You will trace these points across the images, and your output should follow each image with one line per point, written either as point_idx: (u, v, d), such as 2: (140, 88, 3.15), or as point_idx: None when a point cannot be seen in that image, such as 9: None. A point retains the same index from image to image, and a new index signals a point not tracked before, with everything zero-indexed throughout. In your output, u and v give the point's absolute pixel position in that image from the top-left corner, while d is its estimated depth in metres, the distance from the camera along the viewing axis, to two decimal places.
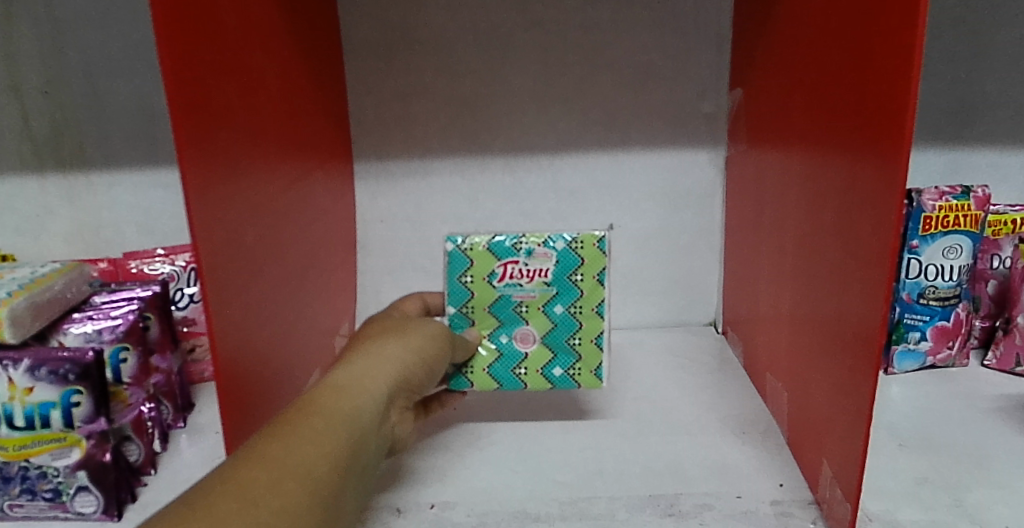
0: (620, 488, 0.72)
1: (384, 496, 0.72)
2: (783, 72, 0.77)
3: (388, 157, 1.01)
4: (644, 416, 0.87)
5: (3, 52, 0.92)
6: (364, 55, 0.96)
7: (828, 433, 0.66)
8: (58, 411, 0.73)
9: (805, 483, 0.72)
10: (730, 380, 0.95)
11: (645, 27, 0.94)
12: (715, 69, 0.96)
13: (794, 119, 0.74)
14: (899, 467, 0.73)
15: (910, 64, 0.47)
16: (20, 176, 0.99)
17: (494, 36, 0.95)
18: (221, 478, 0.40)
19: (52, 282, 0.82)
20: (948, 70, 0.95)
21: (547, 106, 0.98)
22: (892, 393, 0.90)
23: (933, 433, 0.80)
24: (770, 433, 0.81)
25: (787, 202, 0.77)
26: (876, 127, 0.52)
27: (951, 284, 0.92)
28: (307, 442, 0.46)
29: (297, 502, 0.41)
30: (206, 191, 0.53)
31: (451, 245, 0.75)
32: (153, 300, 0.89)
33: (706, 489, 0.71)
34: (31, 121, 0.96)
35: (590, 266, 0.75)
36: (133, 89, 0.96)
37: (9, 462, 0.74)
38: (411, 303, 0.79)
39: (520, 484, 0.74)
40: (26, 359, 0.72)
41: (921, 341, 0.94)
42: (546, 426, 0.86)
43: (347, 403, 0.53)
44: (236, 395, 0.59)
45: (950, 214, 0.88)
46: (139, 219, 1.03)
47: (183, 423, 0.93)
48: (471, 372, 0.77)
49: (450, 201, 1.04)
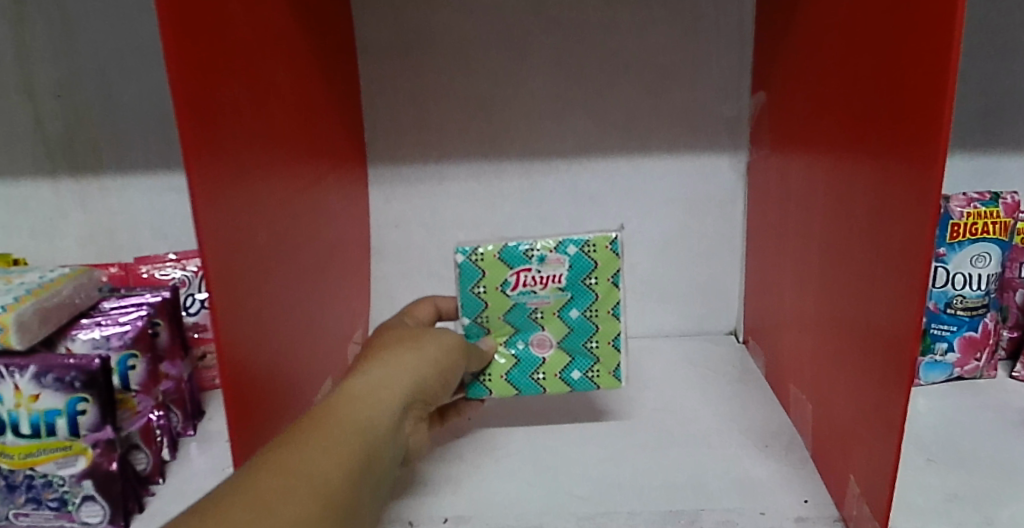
0: (639, 503, 0.70)
1: (396, 509, 0.70)
2: (809, 75, 0.75)
3: (403, 161, 1.00)
4: (663, 428, 0.84)
5: (17, 55, 0.92)
6: (379, 57, 0.95)
7: (855, 446, 0.63)
8: (64, 419, 0.71)
9: (830, 499, 0.70)
10: (751, 391, 0.92)
11: (665, 30, 0.93)
12: (736, 72, 0.95)
13: (821, 121, 0.72)
14: (930, 482, 0.71)
15: (946, 64, 0.45)
16: (34, 180, 0.99)
17: (511, 39, 0.94)
18: (230, 490, 0.39)
19: (60, 287, 0.81)
20: (973, 74, 0.93)
21: (564, 110, 0.97)
22: (918, 405, 0.87)
23: (963, 447, 0.78)
24: (794, 447, 0.79)
25: (813, 208, 0.75)
26: (909, 129, 0.50)
27: (979, 294, 0.90)
28: (321, 452, 0.45)
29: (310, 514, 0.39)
30: (216, 195, 0.51)
31: (462, 256, 0.73)
32: (163, 306, 0.87)
33: (729, 505, 0.69)
34: (45, 125, 0.96)
35: (604, 269, 0.73)
36: (146, 92, 0.95)
37: (14, 470, 0.73)
38: (424, 308, 0.77)
39: (536, 498, 0.72)
40: (33, 365, 0.71)
41: (947, 352, 0.92)
42: (563, 436, 0.84)
43: (362, 413, 0.52)
44: (247, 400, 0.57)
45: (978, 221, 0.86)
46: (150, 223, 1.02)
47: (193, 431, 0.91)
48: (488, 380, 0.75)
49: (466, 207, 1.02)
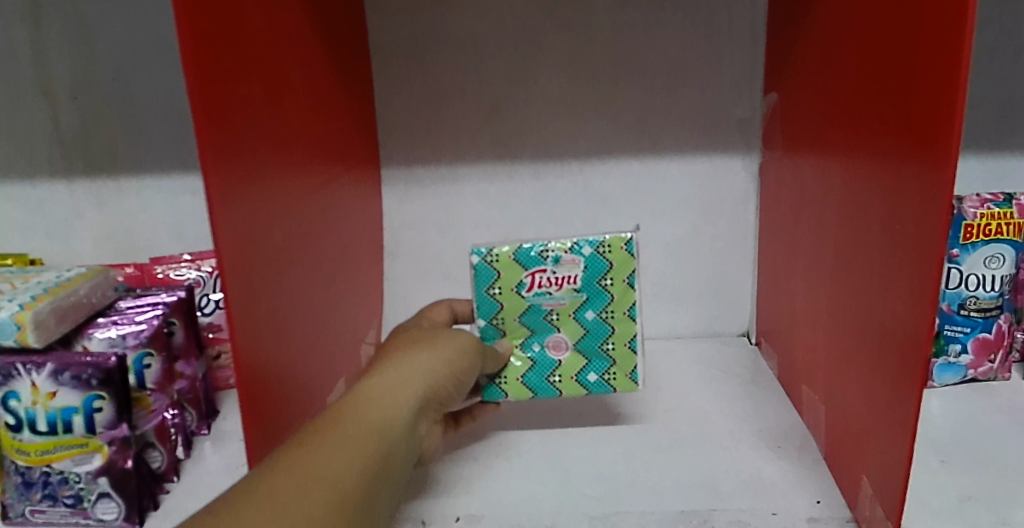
0: (652, 504, 0.70)
1: (411, 508, 0.71)
2: (821, 76, 0.75)
3: (416, 163, 1.01)
4: (676, 428, 0.85)
5: (35, 57, 0.93)
6: (392, 58, 0.96)
7: (867, 447, 0.63)
8: (80, 417, 0.72)
9: (842, 500, 0.69)
10: (764, 393, 0.92)
11: (677, 31, 0.93)
12: (748, 73, 0.95)
13: (834, 122, 0.72)
14: (942, 484, 0.71)
15: (957, 66, 0.45)
16: (51, 182, 1.00)
17: (523, 40, 0.94)
18: (247, 490, 0.39)
19: (77, 286, 0.81)
20: (987, 75, 0.93)
21: (576, 111, 0.97)
22: (932, 406, 0.87)
23: (976, 449, 0.77)
24: (806, 448, 0.79)
25: (826, 211, 0.75)
26: (921, 131, 0.50)
27: (993, 295, 0.89)
28: (337, 452, 0.46)
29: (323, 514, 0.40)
30: (232, 197, 0.52)
31: (477, 257, 0.74)
32: (178, 305, 0.88)
33: (741, 506, 0.69)
34: (62, 126, 0.97)
35: (620, 270, 0.73)
36: (160, 93, 0.96)
37: (31, 466, 0.74)
38: (439, 311, 0.77)
39: (548, 497, 0.72)
40: (50, 363, 0.71)
41: (961, 354, 0.91)
42: (576, 437, 0.84)
43: (377, 415, 0.52)
44: (263, 399, 0.58)
45: (991, 222, 0.86)
46: (166, 224, 1.03)
47: (207, 430, 0.92)
48: (504, 382, 0.75)
49: (478, 208, 1.03)
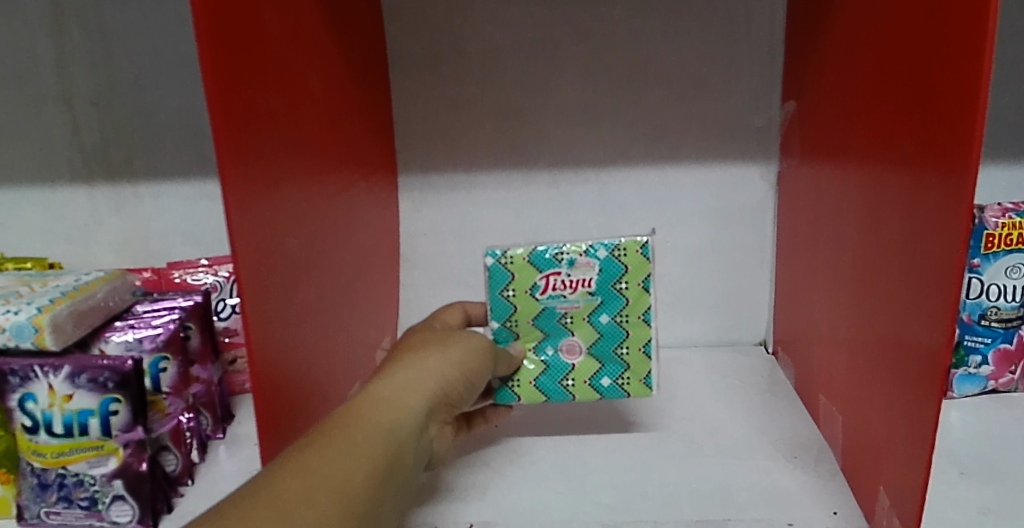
0: (666, 513, 0.69)
1: (424, 515, 0.71)
2: (840, 85, 0.75)
3: (433, 171, 1.01)
4: (691, 438, 0.84)
5: (57, 64, 0.94)
6: (410, 66, 0.96)
7: (885, 457, 0.63)
8: (97, 419, 0.73)
9: (860, 512, 0.69)
10: (780, 402, 0.92)
11: (695, 39, 0.93)
12: (767, 81, 0.94)
13: (853, 131, 0.71)
14: (961, 496, 0.70)
15: (978, 71, 0.44)
16: (71, 187, 1.01)
17: (540, 48, 0.94)
18: (256, 487, 0.40)
19: (94, 290, 0.82)
20: (1009, 85, 0.93)
21: (592, 119, 0.97)
22: (951, 418, 0.86)
23: (996, 461, 0.76)
24: (824, 459, 0.78)
25: (845, 220, 0.74)
26: (941, 140, 0.50)
27: (1014, 306, 0.89)
28: (344, 453, 0.46)
29: (328, 514, 0.40)
30: (250, 203, 0.52)
31: (492, 259, 0.74)
32: (195, 310, 0.89)
33: (756, 516, 0.68)
34: (82, 132, 0.98)
35: (635, 273, 0.72)
36: (179, 101, 0.97)
37: (46, 468, 0.74)
38: (453, 313, 0.77)
39: (563, 505, 0.72)
40: (66, 366, 0.72)
41: (982, 365, 0.90)
42: (590, 445, 0.83)
43: (386, 416, 0.52)
44: (277, 406, 0.58)
45: (1013, 232, 0.85)
46: (185, 229, 1.04)
47: (222, 435, 0.92)
48: (517, 386, 0.75)
49: (494, 214, 1.03)
